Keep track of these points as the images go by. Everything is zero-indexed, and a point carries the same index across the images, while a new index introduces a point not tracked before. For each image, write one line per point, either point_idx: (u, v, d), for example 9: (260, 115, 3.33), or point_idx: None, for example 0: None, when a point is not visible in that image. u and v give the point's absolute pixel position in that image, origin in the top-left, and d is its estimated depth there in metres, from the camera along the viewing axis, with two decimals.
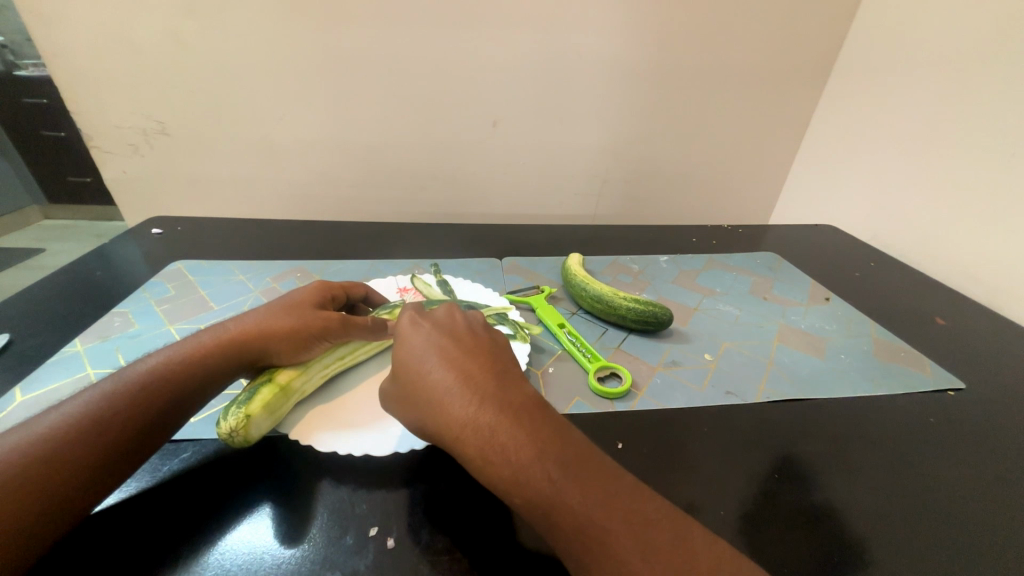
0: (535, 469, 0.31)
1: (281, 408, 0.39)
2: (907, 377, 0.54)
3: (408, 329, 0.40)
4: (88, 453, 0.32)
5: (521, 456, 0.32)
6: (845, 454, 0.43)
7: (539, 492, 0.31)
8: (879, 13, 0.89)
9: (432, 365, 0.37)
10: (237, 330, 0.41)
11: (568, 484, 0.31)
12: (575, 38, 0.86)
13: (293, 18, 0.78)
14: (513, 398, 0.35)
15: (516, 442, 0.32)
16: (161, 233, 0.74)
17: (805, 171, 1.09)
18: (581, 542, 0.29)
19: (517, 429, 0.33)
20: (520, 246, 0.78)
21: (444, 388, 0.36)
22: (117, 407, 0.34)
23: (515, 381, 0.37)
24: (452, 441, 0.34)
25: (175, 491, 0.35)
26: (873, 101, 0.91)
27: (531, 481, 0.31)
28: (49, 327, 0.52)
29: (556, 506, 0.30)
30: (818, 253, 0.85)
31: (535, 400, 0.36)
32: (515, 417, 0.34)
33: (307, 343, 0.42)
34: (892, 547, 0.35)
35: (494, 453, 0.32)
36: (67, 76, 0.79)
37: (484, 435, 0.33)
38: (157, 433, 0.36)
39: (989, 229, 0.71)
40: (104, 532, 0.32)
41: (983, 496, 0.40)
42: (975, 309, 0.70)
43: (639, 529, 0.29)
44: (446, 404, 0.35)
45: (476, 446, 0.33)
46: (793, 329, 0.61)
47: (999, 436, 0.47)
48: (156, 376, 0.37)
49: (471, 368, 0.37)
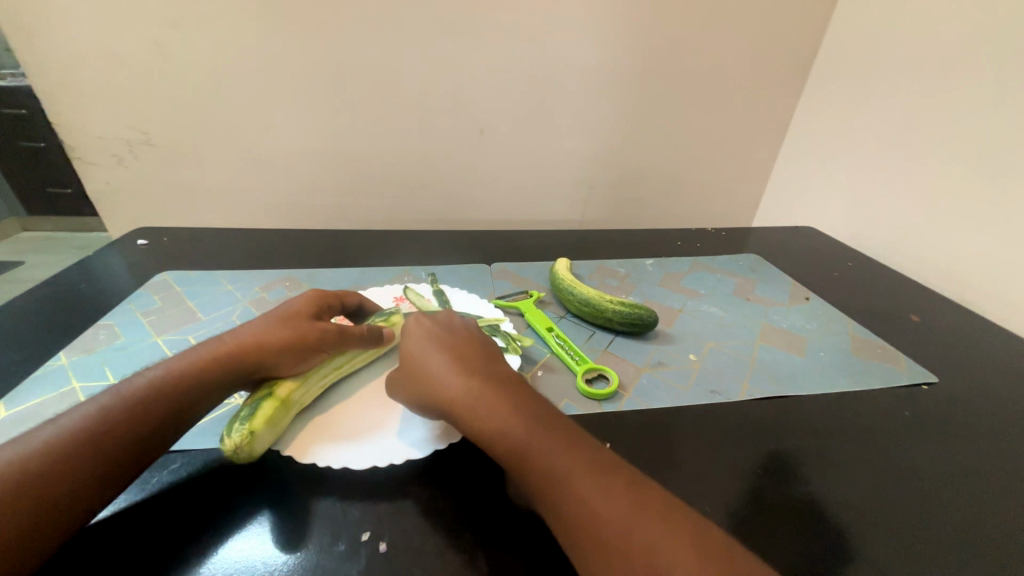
0: (512, 424, 0.35)
1: (283, 421, 0.39)
2: (884, 372, 0.55)
3: (409, 319, 0.45)
4: (83, 466, 0.32)
5: (500, 413, 0.36)
6: (824, 449, 0.44)
7: (515, 444, 0.34)
8: (851, 21, 0.93)
9: (427, 345, 0.42)
10: (234, 342, 0.41)
11: (536, 436, 0.34)
12: (560, 46, 0.88)
13: (282, 28, 0.79)
14: (497, 372, 0.40)
15: (497, 403, 0.37)
16: (147, 244, 0.74)
17: (785, 174, 1.11)
18: (550, 488, 0.32)
19: (497, 393, 0.37)
20: (508, 252, 0.79)
21: (437, 361, 0.40)
22: (112, 420, 0.34)
23: (500, 361, 0.42)
24: (440, 406, 0.38)
25: (166, 502, 0.35)
26: (848, 106, 0.94)
27: (508, 435, 0.35)
28: (32, 341, 0.51)
29: (527, 458, 0.33)
30: (799, 254, 0.87)
31: (518, 377, 0.40)
32: (496, 385, 0.38)
33: (306, 354, 0.42)
34: (870, 535, 0.37)
35: (478, 412, 0.37)
36: (50, 86, 0.79)
37: (469, 397, 0.37)
38: (153, 445, 0.35)
39: (959, 227, 0.74)
40: (103, 542, 0.32)
41: (956, 485, 0.42)
42: (948, 306, 0.73)
43: (603, 477, 0.32)
44: (436, 374, 0.39)
45: (460, 407, 0.37)
46: (776, 329, 0.63)
47: (971, 427, 0.49)
48: (151, 387, 0.37)
49: (462, 348, 0.42)
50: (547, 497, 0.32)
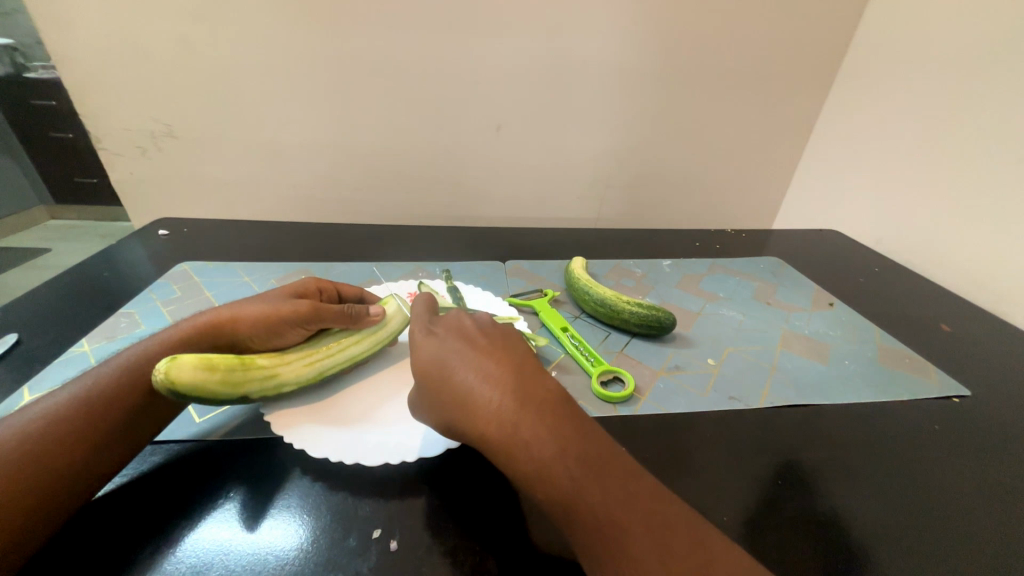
0: (559, 468, 0.32)
1: (248, 385, 0.37)
2: (911, 383, 0.53)
3: (422, 338, 0.41)
4: (68, 458, 0.33)
5: (545, 454, 0.32)
6: (848, 461, 0.43)
7: (563, 491, 0.31)
8: (883, 19, 0.90)
9: (455, 366, 0.37)
10: (217, 315, 0.43)
11: (588, 487, 0.31)
12: (580, 42, 0.86)
13: (302, 23, 0.79)
14: (536, 394, 0.35)
15: (540, 440, 0.33)
16: (168, 234, 0.75)
17: (809, 176, 1.08)
18: (602, 543, 0.29)
19: (540, 427, 0.33)
20: (524, 250, 0.78)
21: (469, 386, 0.36)
22: (90, 411, 0.35)
23: (538, 377, 0.37)
24: (481, 441, 0.35)
25: (164, 480, 0.36)
26: (876, 107, 0.91)
27: (554, 479, 0.31)
28: (56, 327, 0.52)
29: (577, 508, 0.30)
30: (822, 258, 0.84)
31: (560, 395, 0.36)
32: (537, 413, 0.34)
33: (283, 329, 0.43)
34: (896, 553, 0.35)
35: (519, 452, 0.33)
36: (77, 78, 0.80)
37: (508, 433, 0.33)
38: (139, 427, 0.37)
39: (992, 235, 0.71)
40: (100, 518, 0.33)
41: (989, 504, 0.40)
42: (980, 316, 0.70)
43: (659, 533, 0.29)
44: (470, 402, 0.35)
45: (503, 446, 0.34)
46: (797, 335, 0.61)
47: (1005, 443, 0.47)
48: (126, 379, 0.37)
49: (493, 366, 0.37)
50: (600, 553, 0.29)
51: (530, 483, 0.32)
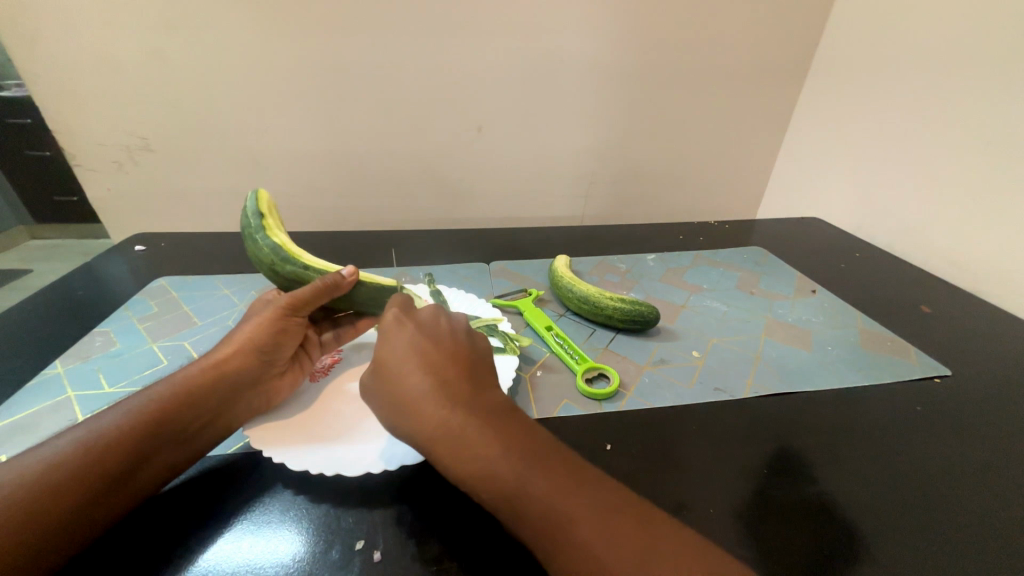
0: (504, 470, 0.32)
1: (266, 217, 0.48)
2: (894, 365, 0.54)
3: (390, 326, 0.40)
4: (62, 501, 0.31)
5: (490, 455, 0.32)
6: (835, 447, 0.43)
7: (508, 489, 0.31)
8: (855, 6, 0.90)
9: (410, 369, 0.36)
10: (224, 349, 0.41)
11: (550, 495, 0.30)
12: (558, 40, 0.86)
13: (274, 30, 0.78)
14: (486, 404, 0.35)
15: (485, 444, 0.33)
16: (145, 250, 0.74)
17: (789, 165, 1.10)
18: (550, 538, 0.29)
19: (489, 436, 0.33)
20: (509, 250, 0.78)
21: (420, 393, 0.35)
22: (93, 452, 0.33)
23: (490, 390, 0.37)
24: (414, 443, 0.35)
25: (174, 503, 0.35)
26: (852, 95, 0.92)
27: (499, 481, 0.31)
28: (29, 349, 0.51)
29: (519, 505, 0.31)
30: (807, 246, 0.85)
31: (508, 408, 0.36)
32: (488, 423, 0.34)
33: (290, 324, 0.44)
34: (886, 541, 0.35)
35: (462, 452, 0.33)
36: (48, 95, 0.79)
37: (455, 438, 0.33)
38: (163, 445, 0.35)
39: (968, 217, 0.72)
40: (108, 554, 0.31)
41: (973, 486, 0.40)
42: (964, 297, 0.71)
43: (606, 522, 0.29)
44: (420, 405, 0.35)
45: (445, 451, 0.33)
46: (780, 323, 0.61)
47: (984, 422, 0.47)
48: (138, 420, 0.35)
49: (449, 372, 0.36)
50: (551, 550, 0.29)
51: (471, 483, 0.32)
